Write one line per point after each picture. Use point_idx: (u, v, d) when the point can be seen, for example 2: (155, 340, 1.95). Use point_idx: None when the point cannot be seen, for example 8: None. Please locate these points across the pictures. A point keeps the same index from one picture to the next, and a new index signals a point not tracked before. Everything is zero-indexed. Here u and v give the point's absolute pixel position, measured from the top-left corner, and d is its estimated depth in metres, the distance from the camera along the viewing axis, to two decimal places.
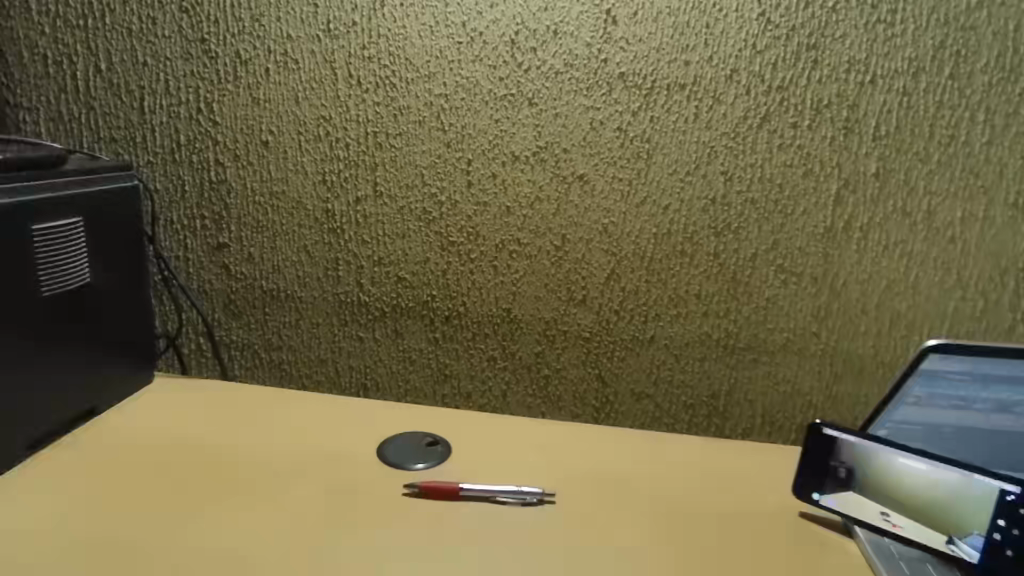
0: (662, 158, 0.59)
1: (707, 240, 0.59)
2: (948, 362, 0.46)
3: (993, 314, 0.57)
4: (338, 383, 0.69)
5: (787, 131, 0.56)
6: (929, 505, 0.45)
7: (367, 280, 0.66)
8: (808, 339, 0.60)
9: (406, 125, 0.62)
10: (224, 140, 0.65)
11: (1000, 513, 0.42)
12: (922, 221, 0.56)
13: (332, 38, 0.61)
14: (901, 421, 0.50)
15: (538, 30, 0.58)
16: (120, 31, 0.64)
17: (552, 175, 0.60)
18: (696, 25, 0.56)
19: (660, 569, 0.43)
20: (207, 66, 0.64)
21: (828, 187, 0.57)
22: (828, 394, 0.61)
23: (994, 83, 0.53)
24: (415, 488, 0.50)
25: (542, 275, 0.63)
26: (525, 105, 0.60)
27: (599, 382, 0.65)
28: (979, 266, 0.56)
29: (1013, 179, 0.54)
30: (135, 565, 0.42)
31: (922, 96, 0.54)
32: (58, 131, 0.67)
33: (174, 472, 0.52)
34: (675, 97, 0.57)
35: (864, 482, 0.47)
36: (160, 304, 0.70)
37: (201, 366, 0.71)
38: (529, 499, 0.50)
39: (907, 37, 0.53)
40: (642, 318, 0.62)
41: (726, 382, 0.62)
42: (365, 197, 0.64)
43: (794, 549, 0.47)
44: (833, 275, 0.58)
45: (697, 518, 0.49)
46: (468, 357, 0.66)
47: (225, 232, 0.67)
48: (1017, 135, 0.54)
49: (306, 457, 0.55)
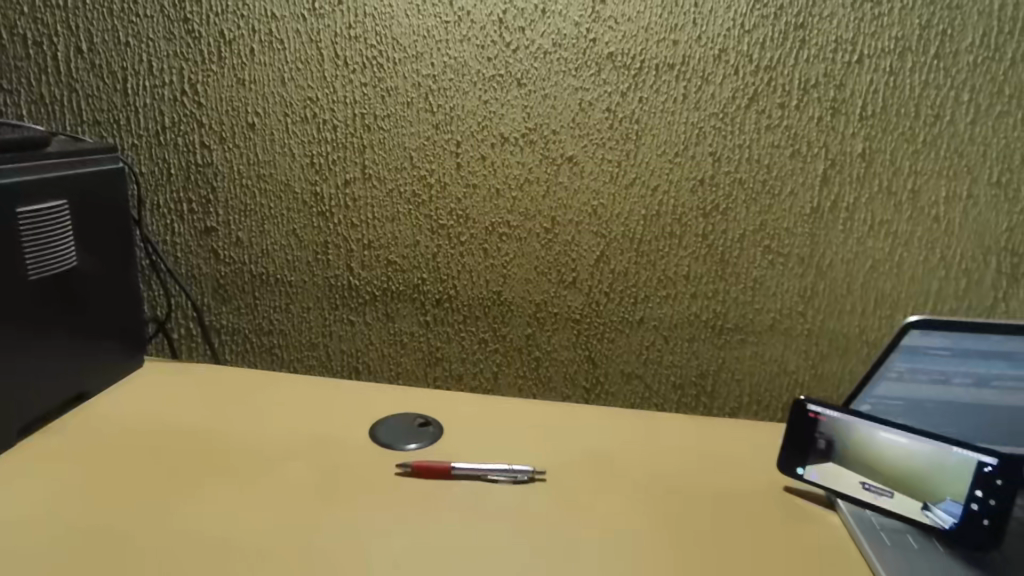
0: (651, 139, 0.59)
1: (695, 221, 0.60)
2: (929, 337, 0.47)
3: (975, 292, 0.58)
4: (329, 366, 0.69)
5: (775, 111, 0.57)
6: (909, 477, 0.46)
7: (357, 263, 0.66)
8: (794, 318, 0.61)
9: (394, 106, 0.61)
10: (210, 122, 0.64)
11: (977, 484, 0.43)
12: (907, 201, 0.57)
13: (317, 17, 0.61)
14: (884, 396, 0.51)
15: (526, 9, 0.58)
16: (101, 10, 0.63)
17: (541, 157, 0.60)
18: (684, 4, 0.56)
19: (649, 547, 0.44)
20: (190, 46, 0.63)
21: (815, 168, 0.57)
22: (814, 373, 0.62)
23: (979, 62, 0.54)
24: (407, 467, 0.51)
25: (532, 258, 0.63)
26: (514, 85, 0.59)
27: (589, 364, 0.65)
28: (962, 245, 0.57)
29: (996, 159, 0.55)
30: (133, 548, 0.42)
31: (909, 75, 0.55)
32: (40, 113, 0.66)
33: (167, 458, 0.52)
34: (663, 77, 0.57)
35: (847, 455, 0.48)
36: (148, 289, 0.70)
37: (191, 351, 0.71)
38: (520, 477, 0.51)
39: (894, 16, 0.54)
40: (632, 300, 0.63)
41: (714, 362, 0.63)
42: (354, 179, 0.64)
43: (781, 525, 0.48)
44: (819, 255, 0.59)
45: (685, 496, 0.51)
46: (459, 340, 0.67)
47: (213, 216, 0.67)
48: (1000, 115, 0.54)
49: (300, 441, 0.55)
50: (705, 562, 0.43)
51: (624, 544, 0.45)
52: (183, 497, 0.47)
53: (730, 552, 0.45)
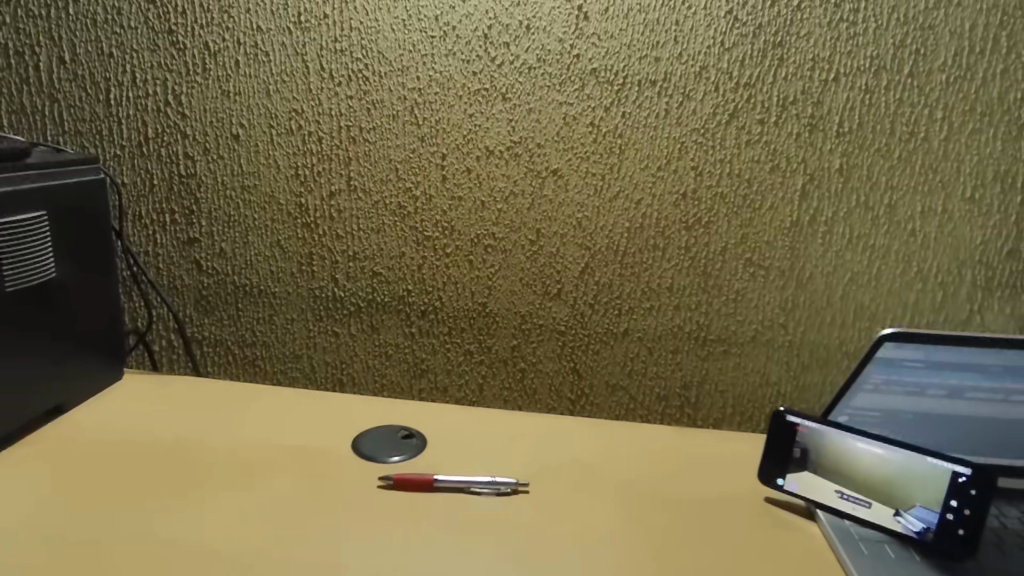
0: (634, 153, 0.60)
1: (679, 234, 0.61)
2: (903, 350, 0.48)
3: (951, 305, 0.59)
4: (313, 378, 0.69)
5: (754, 127, 0.58)
6: (885, 485, 0.47)
7: (342, 275, 0.66)
8: (776, 330, 0.62)
9: (380, 118, 0.62)
10: (193, 133, 0.64)
11: (953, 494, 0.44)
12: (884, 215, 0.58)
13: (303, 30, 0.61)
14: (862, 407, 0.52)
15: (511, 24, 0.58)
16: (85, 22, 0.63)
17: (526, 170, 0.61)
18: (666, 22, 0.57)
19: (632, 556, 0.44)
20: (174, 57, 0.63)
21: (795, 182, 0.58)
22: (795, 384, 0.63)
23: (952, 81, 0.55)
24: (390, 480, 0.51)
25: (518, 268, 0.63)
26: (498, 100, 0.60)
27: (574, 375, 0.66)
28: (938, 258, 0.58)
29: (970, 175, 0.56)
30: (111, 560, 0.41)
31: (884, 93, 0.56)
32: (21, 124, 0.65)
33: (147, 468, 0.51)
34: (646, 93, 0.58)
35: (824, 465, 0.49)
36: (129, 300, 0.69)
37: (173, 363, 0.70)
38: (504, 489, 0.50)
39: (869, 36, 0.55)
40: (616, 312, 0.63)
41: (698, 373, 0.64)
42: (339, 191, 0.64)
43: (762, 534, 0.48)
44: (800, 268, 0.60)
45: (669, 505, 0.51)
46: (444, 352, 0.67)
47: (196, 227, 0.66)
48: (973, 132, 0.56)
49: (285, 451, 0.55)
50: (689, 568, 0.44)
51: (607, 552, 0.45)
52: (181, 502, 0.47)
53: (714, 560, 0.45)
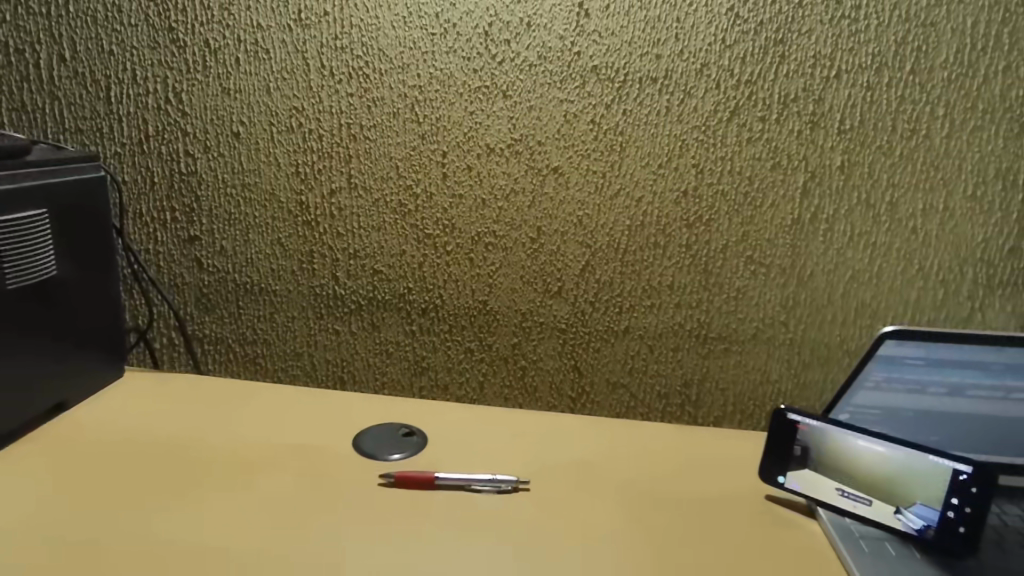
0: (635, 150, 0.59)
1: (679, 232, 0.60)
2: (904, 347, 0.48)
3: (952, 303, 0.59)
4: (314, 375, 0.69)
5: (755, 125, 0.58)
6: (885, 483, 0.47)
7: (343, 273, 0.65)
8: (776, 328, 0.62)
9: (381, 116, 0.62)
10: (193, 131, 0.64)
11: (953, 492, 0.44)
12: (885, 213, 0.58)
13: (303, 28, 0.61)
14: (862, 404, 0.52)
15: (511, 22, 0.58)
16: (85, 19, 0.63)
17: (527, 168, 0.61)
18: (667, 19, 0.57)
19: (633, 554, 0.44)
20: (174, 55, 0.63)
21: (796, 180, 0.58)
22: (796, 382, 0.63)
23: (953, 78, 0.55)
24: (391, 478, 0.51)
25: (518, 266, 0.63)
26: (499, 97, 0.60)
27: (575, 373, 0.66)
28: (939, 256, 0.58)
29: (971, 172, 0.56)
30: (111, 560, 0.41)
31: (886, 91, 0.56)
32: (22, 122, 0.65)
33: (148, 466, 0.51)
34: (647, 90, 0.58)
35: (824, 463, 0.49)
36: (130, 298, 0.69)
37: (174, 361, 0.70)
38: (504, 488, 0.51)
39: (871, 33, 0.55)
40: (617, 309, 0.63)
41: (699, 370, 0.64)
42: (339, 189, 0.64)
43: (763, 532, 0.48)
44: (801, 266, 0.60)
45: (669, 504, 0.51)
46: (445, 350, 0.67)
47: (196, 225, 0.66)
48: (974, 129, 0.56)
49: (285, 449, 0.55)
50: (690, 566, 0.44)
51: (608, 550, 0.45)
52: (182, 501, 0.47)
53: (714, 559, 0.45)
